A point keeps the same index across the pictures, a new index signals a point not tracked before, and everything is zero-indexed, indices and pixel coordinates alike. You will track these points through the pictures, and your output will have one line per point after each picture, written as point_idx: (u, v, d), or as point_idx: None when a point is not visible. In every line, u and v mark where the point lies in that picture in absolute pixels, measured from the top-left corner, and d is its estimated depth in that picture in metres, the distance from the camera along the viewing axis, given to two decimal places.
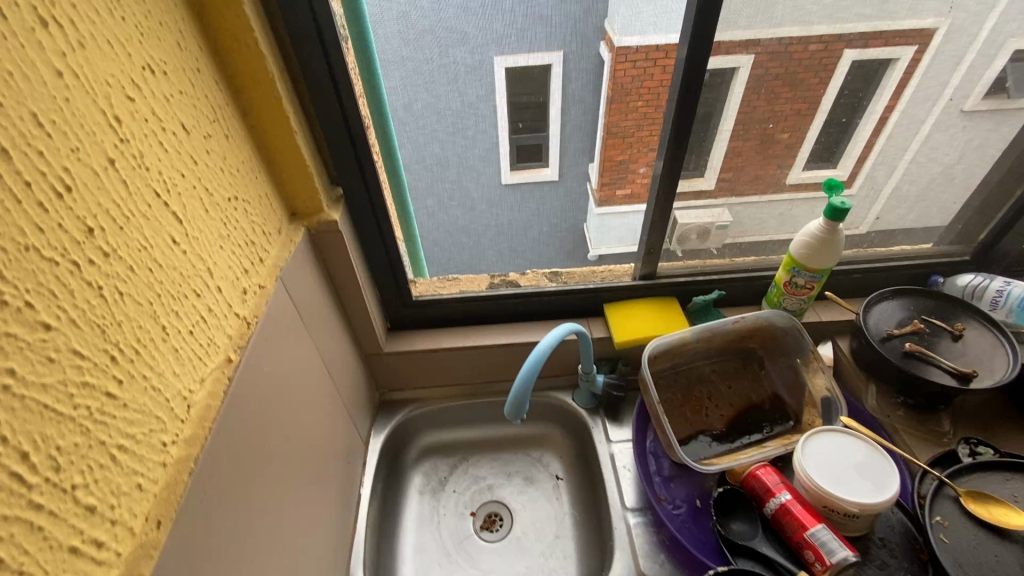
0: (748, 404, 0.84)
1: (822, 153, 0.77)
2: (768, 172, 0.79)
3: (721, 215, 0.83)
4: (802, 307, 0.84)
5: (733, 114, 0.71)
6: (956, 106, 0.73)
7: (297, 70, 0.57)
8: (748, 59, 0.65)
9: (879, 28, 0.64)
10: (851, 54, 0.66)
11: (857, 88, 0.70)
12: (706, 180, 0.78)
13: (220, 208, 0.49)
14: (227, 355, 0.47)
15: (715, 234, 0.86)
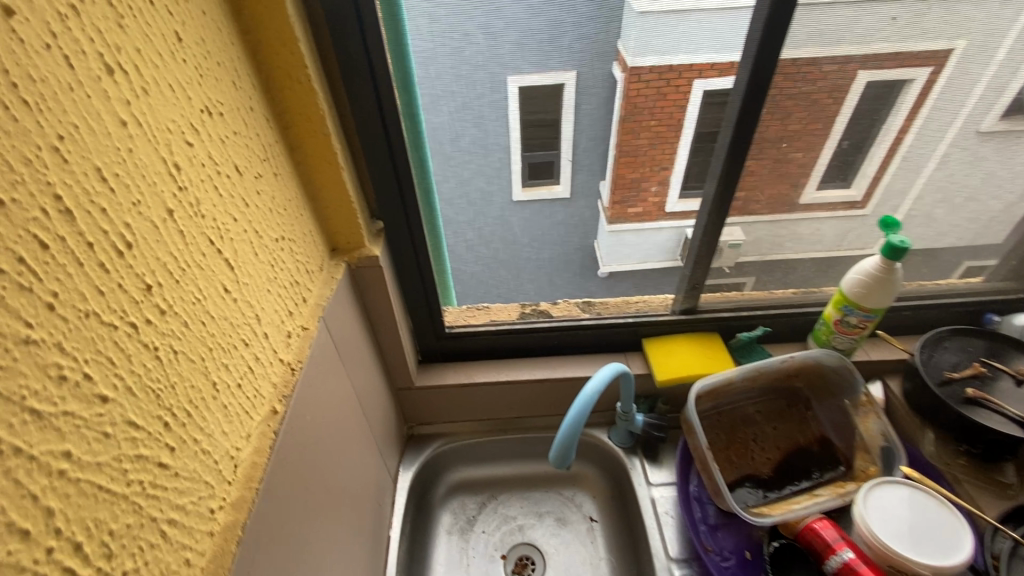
0: (796, 447, 0.81)
1: (837, 172, 0.74)
2: (784, 191, 0.75)
3: (735, 233, 0.78)
4: (852, 347, 0.81)
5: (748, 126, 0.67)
6: (973, 125, 0.70)
7: (345, 104, 0.55)
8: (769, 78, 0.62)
9: (895, 49, 0.61)
10: (864, 75, 0.63)
11: (873, 108, 0.67)
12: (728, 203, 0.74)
13: (268, 250, 0.47)
14: (272, 407, 0.45)
15: (728, 254, 0.81)
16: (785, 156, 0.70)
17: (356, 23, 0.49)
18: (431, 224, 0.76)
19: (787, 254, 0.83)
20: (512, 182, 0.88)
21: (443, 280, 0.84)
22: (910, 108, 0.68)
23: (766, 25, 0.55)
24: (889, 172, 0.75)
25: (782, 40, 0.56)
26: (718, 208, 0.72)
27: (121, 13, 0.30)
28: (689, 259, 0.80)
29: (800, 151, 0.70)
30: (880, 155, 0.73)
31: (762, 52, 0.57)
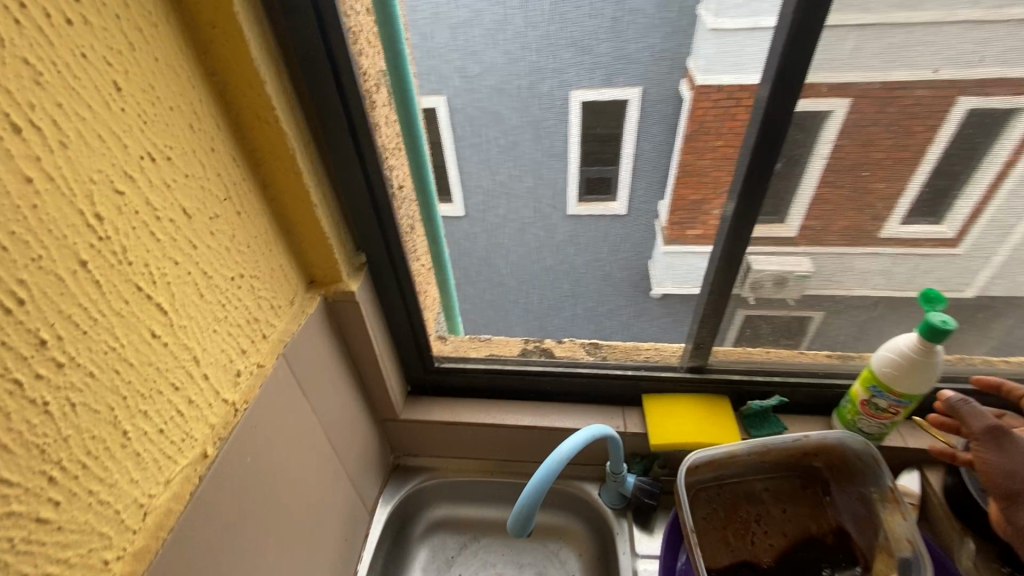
0: (805, 536, 0.71)
1: (923, 206, 0.63)
2: (859, 222, 0.65)
3: (805, 265, 0.69)
4: (881, 432, 0.71)
5: (818, 173, 0.60)
6: None
7: (322, 140, 0.55)
8: (845, 102, 0.53)
9: (1002, 74, 0.52)
10: (966, 102, 0.54)
11: (970, 138, 0.57)
12: (787, 226, 0.64)
13: (219, 289, 0.47)
14: (204, 450, 0.45)
15: (793, 286, 0.71)
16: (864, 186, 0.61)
17: (329, 65, 0.49)
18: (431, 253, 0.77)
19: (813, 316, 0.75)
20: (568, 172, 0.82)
21: (448, 306, 0.86)
22: (1003, 153, 0.58)
23: (775, 83, 0.49)
24: (990, 207, 0.63)
25: (796, 94, 0.50)
26: (727, 263, 0.66)
27: (40, 70, 0.30)
28: (696, 316, 0.74)
29: (882, 180, 0.61)
30: (975, 199, 0.63)
31: (774, 110, 0.51)
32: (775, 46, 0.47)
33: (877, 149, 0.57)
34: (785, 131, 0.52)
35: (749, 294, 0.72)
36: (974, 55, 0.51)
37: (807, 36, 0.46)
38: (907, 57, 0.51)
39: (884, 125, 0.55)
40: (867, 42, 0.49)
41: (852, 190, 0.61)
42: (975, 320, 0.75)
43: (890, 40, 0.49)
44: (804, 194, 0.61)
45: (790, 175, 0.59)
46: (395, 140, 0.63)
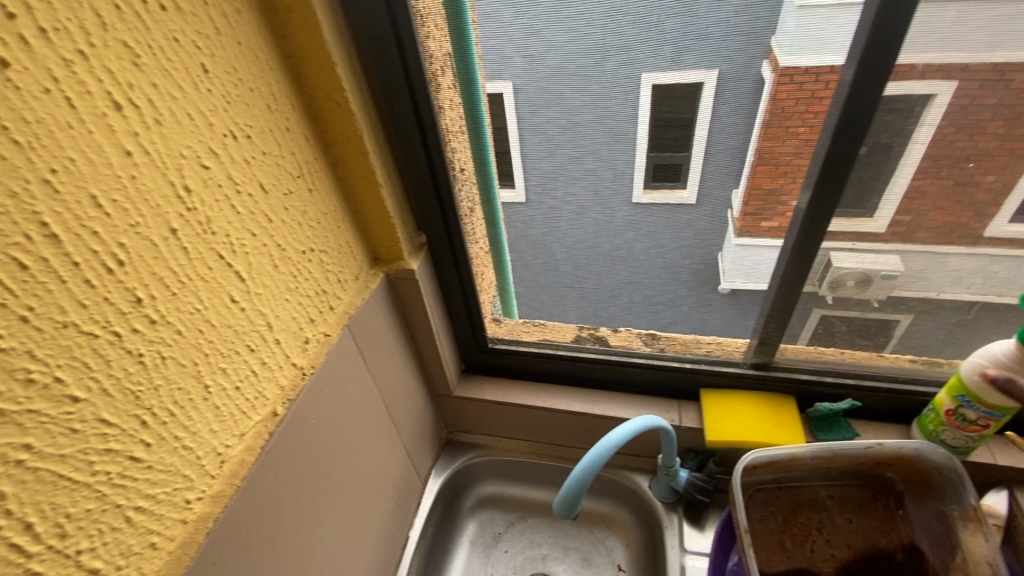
0: (873, 550, 0.66)
1: None
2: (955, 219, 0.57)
3: (893, 264, 0.63)
4: (968, 446, 0.65)
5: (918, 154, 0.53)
6: None
7: (387, 121, 0.57)
8: (948, 85, 0.48)
9: None
10: None
11: None
12: (876, 221, 0.58)
13: (292, 261, 0.50)
14: (273, 409, 0.49)
15: (879, 284, 0.65)
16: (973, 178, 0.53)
17: (395, 46, 0.51)
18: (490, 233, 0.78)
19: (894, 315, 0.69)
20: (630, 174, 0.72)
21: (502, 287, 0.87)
22: None
23: (859, 65, 0.45)
24: None
25: (885, 79, 0.46)
26: (801, 256, 0.61)
27: (138, 53, 0.33)
28: (762, 309, 0.70)
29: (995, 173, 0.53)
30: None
31: (856, 94, 0.47)
32: (863, 22, 0.44)
33: (983, 133, 0.51)
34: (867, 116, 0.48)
35: (826, 292, 0.67)
36: None
37: (898, 12, 0.42)
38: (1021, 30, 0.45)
39: (992, 105, 0.49)
40: (972, 13, 0.44)
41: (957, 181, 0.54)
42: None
43: (1003, 10, 0.44)
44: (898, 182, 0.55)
45: (878, 170, 0.54)
46: (459, 124, 0.63)
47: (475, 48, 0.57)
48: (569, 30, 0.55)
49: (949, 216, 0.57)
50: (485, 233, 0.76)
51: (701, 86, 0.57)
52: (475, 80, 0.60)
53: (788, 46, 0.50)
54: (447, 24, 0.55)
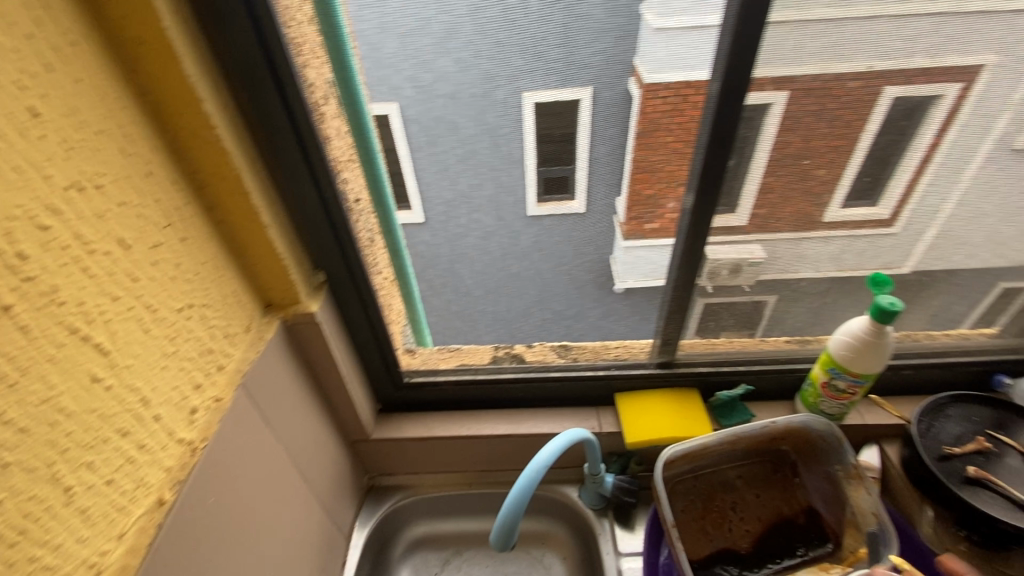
0: (779, 518, 0.73)
1: (869, 188, 0.65)
2: (811, 209, 0.65)
3: (756, 252, 0.69)
4: (841, 412, 0.74)
5: (767, 152, 0.59)
6: (1008, 142, 0.60)
7: (268, 156, 0.52)
8: (783, 95, 0.53)
9: (928, 64, 0.53)
10: (892, 90, 0.55)
11: (900, 124, 0.58)
12: (737, 216, 0.64)
13: (167, 323, 0.43)
14: (160, 496, 0.42)
15: (747, 272, 0.72)
16: (807, 173, 0.62)
17: (270, 77, 0.47)
18: (394, 263, 0.75)
19: (766, 295, 0.76)
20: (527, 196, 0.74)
21: (414, 318, 0.83)
22: (927, 135, 0.59)
23: (724, 78, 0.49)
24: (921, 184, 0.64)
25: (747, 82, 0.49)
26: (688, 263, 0.66)
27: None
28: (661, 313, 0.75)
29: (823, 168, 0.61)
30: (907, 176, 0.64)
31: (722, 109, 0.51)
32: (725, 31, 0.46)
33: (820, 137, 0.58)
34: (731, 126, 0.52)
35: (706, 284, 0.71)
36: (900, 51, 0.51)
37: (751, 33, 0.46)
38: (847, 53, 0.52)
39: (827, 116, 0.56)
40: (807, 42, 0.50)
41: (794, 177, 0.62)
42: (923, 297, 0.77)
43: (828, 39, 0.50)
44: (753, 179, 0.61)
45: (739, 169, 0.59)
46: (349, 152, 0.60)
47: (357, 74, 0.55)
48: (459, 59, 0.57)
49: (799, 206, 0.65)
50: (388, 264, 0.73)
51: (578, 102, 0.64)
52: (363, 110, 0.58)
53: (652, 63, 0.56)
54: (327, 56, 0.53)
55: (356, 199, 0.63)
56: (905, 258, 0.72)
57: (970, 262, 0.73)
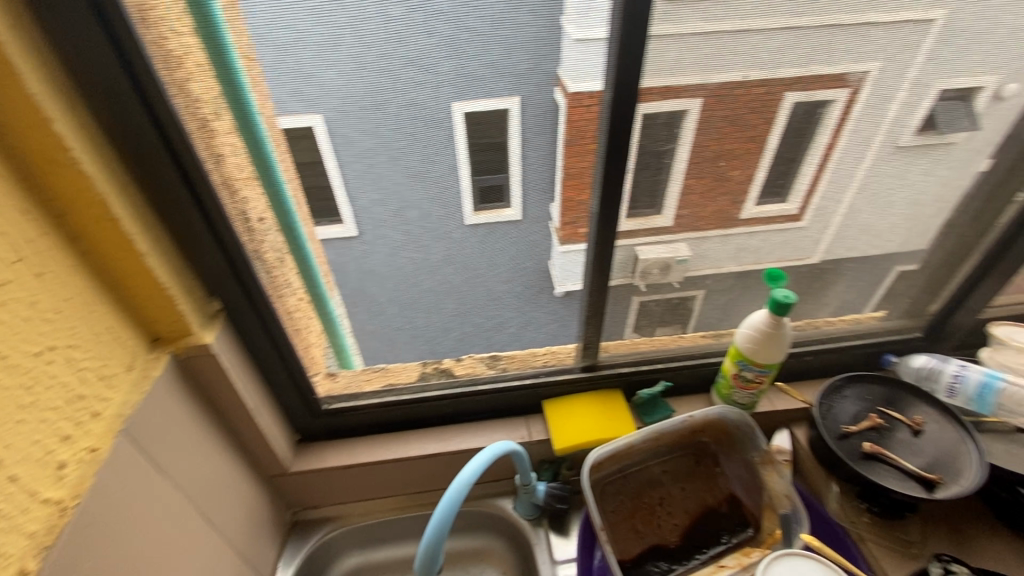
0: (704, 509, 0.74)
1: (774, 185, 0.67)
2: (725, 207, 0.68)
3: (681, 249, 0.71)
4: (753, 400, 0.78)
5: (685, 161, 0.62)
6: (892, 140, 0.64)
7: (142, 177, 0.48)
8: (698, 102, 0.57)
9: (814, 71, 0.56)
10: (793, 96, 0.58)
11: (801, 129, 0.61)
12: (663, 216, 0.67)
13: (20, 370, 0.38)
14: (22, 568, 0.37)
15: (676, 270, 0.74)
16: (723, 175, 0.64)
17: (135, 92, 0.43)
18: (306, 285, 0.70)
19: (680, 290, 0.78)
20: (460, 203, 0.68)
21: (336, 341, 0.78)
22: (825, 136, 0.63)
23: (616, 86, 0.50)
24: (824, 181, 0.68)
25: (636, 89, 0.51)
26: (600, 268, 0.68)
27: None
28: (580, 319, 0.76)
29: (730, 169, 0.64)
30: (810, 173, 0.66)
31: (616, 117, 0.52)
32: (611, 43, 0.48)
33: (732, 139, 0.61)
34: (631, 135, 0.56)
35: (639, 282, 0.74)
36: (770, 62, 0.55)
37: (635, 44, 0.47)
38: (721, 64, 0.54)
39: (720, 120, 0.59)
40: (686, 54, 0.52)
41: (714, 179, 0.65)
42: (821, 287, 0.82)
43: (704, 50, 0.52)
44: (674, 183, 0.64)
45: (659, 169, 0.62)
46: (243, 166, 0.56)
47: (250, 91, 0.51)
48: (343, 72, 0.50)
49: (718, 207, 0.67)
50: (300, 282, 0.69)
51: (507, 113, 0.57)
52: (257, 121, 0.53)
53: (573, 72, 0.52)
54: (208, 61, 0.48)
55: (258, 217, 0.59)
56: (814, 247, 0.76)
57: (858, 249, 0.77)
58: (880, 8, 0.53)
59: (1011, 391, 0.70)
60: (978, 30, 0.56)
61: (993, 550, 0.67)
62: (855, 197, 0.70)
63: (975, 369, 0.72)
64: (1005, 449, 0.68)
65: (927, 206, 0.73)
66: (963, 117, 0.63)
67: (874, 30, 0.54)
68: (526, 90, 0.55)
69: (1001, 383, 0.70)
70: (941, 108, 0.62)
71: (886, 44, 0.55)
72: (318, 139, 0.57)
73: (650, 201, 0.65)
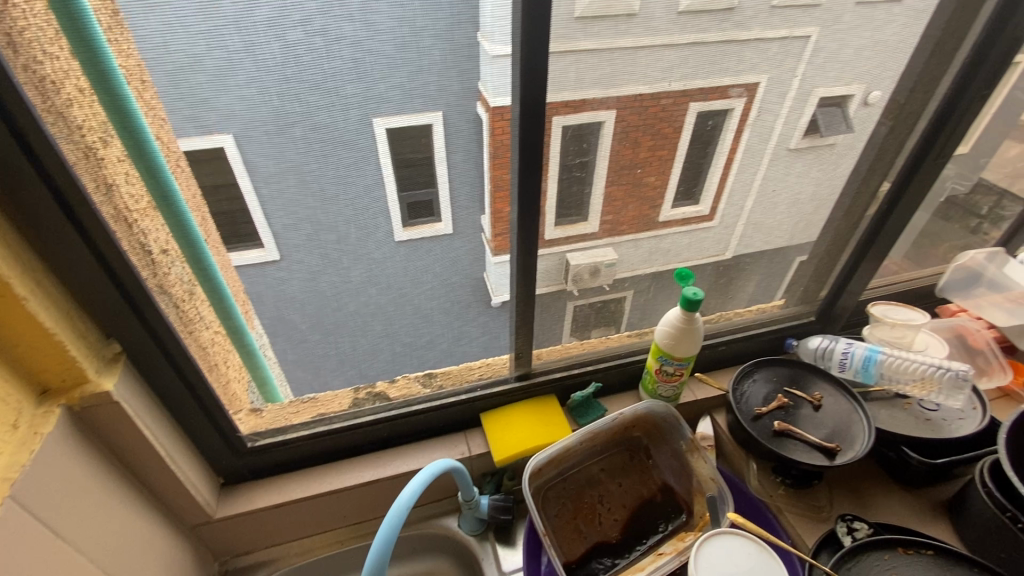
0: (641, 502, 0.77)
1: (686, 189, 0.72)
2: (644, 212, 0.71)
3: (609, 253, 0.74)
4: (676, 393, 0.82)
5: (605, 168, 0.65)
6: (784, 144, 0.72)
7: (17, 215, 0.44)
8: (610, 114, 0.60)
9: (712, 83, 0.61)
10: (695, 106, 0.63)
11: (706, 137, 0.67)
12: (588, 223, 0.70)
13: None
14: None
15: (605, 273, 0.77)
16: (640, 181, 0.68)
17: (4, 123, 0.40)
18: (220, 317, 0.66)
19: (605, 293, 0.81)
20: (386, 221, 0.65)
21: (258, 374, 0.75)
22: (727, 140, 0.68)
23: (522, 100, 0.52)
24: (729, 184, 0.74)
25: (542, 105, 0.53)
26: (524, 278, 0.69)
27: None
28: (511, 330, 0.77)
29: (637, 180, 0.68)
30: (717, 175, 0.72)
31: (527, 131, 0.54)
32: (514, 60, 0.50)
33: (647, 148, 0.64)
34: (550, 144, 0.59)
35: (572, 287, 0.77)
36: (661, 79, 0.59)
37: (535, 64, 0.50)
38: (619, 83, 0.57)
39: (634, 129, 0.62)
40: (584, 74, 0.55)
41: (631, 185, 0.68)
42: (729, 282, 0.89)
43: (601, 70, 0.55)
44: (596, 189, 0.67)
45: (582, 178, 0.65)
46: (141, 199, 0.52)
47: (143, 116, 0.47)
48: (243, 98, 0.48)
49: (637, 212, 0.71)
50: (214, 315, 0.65)
51: (430, 128, 0.55)
52: (152, 149, 0.50)
53: (495, 86, 0.53)
54: (92, 87, 0.45)
55: (161, 249, 0.56)
56: (723, 246, 0.82)
57: (753, 246, 0.85)
58: (751, 30, 0.58)
59: (890, 362, 0.79)
60: (830, 49, 0.63)
61: (888, 505, 0.75)
62: (754, 198, 0.77)
63: (859, 345, 0.82)
64: (889, 414, 0.77)
65: (807, 204, 0.81)
66: (840, 120, 0.72)
67: (747, 51, 0.60)
68: (444, 104, 0.53)
69: (880, 355, 0.80)
70: (822, 113, 0.70)
71: (758, 62, 0.61)
72: (230, 160, 0.54)
73: (573, 208, 0.67)
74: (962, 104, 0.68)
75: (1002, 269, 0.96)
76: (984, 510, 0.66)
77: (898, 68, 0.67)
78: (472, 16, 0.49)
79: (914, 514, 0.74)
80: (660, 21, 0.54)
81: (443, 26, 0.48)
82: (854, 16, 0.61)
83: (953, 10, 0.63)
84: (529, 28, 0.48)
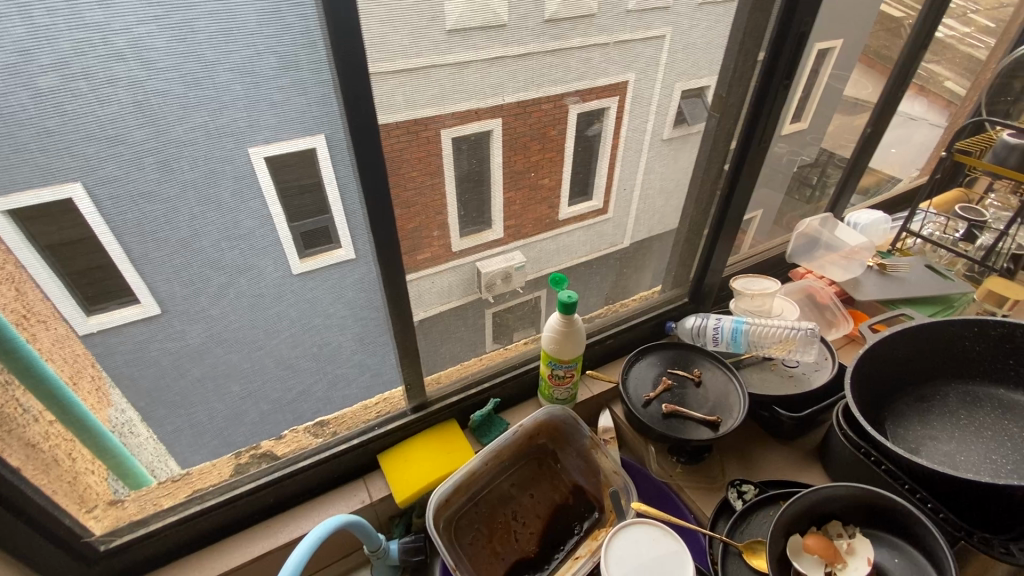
0: (554, 509, 0.77)
1: (579, 185, 0.74)
2: (543, 213, 0.72)
3: (515, 257, 0.74)
4: (572, 394, 0.84)
5: (500, 175, 0.65)
6: (659, 133, 0.76)
7: None
8: (497, 122, 0.60)
9: (581, 84, 0.64)
10: (574, 108, 0.65)
11: (586, 136, 0.69)
12: (494, 230, 0.69)
13: None
14: None
15: (517, 277, 0.77)
16: (536, 185, 0.69)
17: None
18: (52, 406, 0.56)
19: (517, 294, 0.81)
20: (279, 256, 0.56)
21: (111, 455, 0.63)
22: (607, 139, 0.71)
23: (349, 123, 0.50)
24: (617, 170, 0.76)
25: (375, 128, 0.51)
26: (400, 306, 0.67)
27: None
28: (397, 361, 0.74)
29: (511, 192, 0.67)
30: (604, 172, 0.75)
31: (364, 156, 0.52)
32: (333, 82, 0.48)
33: (535, 152, 0.65)
34: (441, 158, 0.59)
35: (487, 294, 0.76)
36: (494, 94, 0.58)
37: (359, 90, 0.49)
38: (451, 100, 0.56)
39: (520, 135, 0.63)
40: (415, 96, 0.53)
41: (528, 191, 0.68)
42: (631, 272, 0.93)
43: (432, 90, 0.54)
44: (495, 196, 0.66)
45: (477, 189, 0.64)
46: None
47: None
48: None
49: (541, 212, 0.72)
50: (43, 405, 0.55)
51: (314, 152, 0.51)
52: None
53: (318, 116, 0.50)
54: None
55: None
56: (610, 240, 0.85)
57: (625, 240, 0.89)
58: (575, 38, 0.59)
59: (755, 330, 0.87)
60: (650, 55, 0.67)
61: (770, 461, 0.82)
62: (637, 194, 0.82)
63: (726, 319, 0.89)
64: (760, 377, 0.85)
65: (658, 198, 0.85)
66: (701, 110, 0.78)
67: (581, 55, 0.61)
68: (323, 127, 0.50)
69: (746, 325, 0.88)
70: (685, 105, 0.76)
71: (586, 70, 0.63)
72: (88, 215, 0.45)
73: (471, 218, 0.66)
74: (769, 95, 0.75)
75: (834, 231, 1.10)
76: (843, 449, 0.74)
77: (714, 64, 0.73)
78: (270, 47, 0.44)
79: (792, 464, 0.82)
80: (480, 37, 0.53)
81: (239, 60, 0.43)
82: (672, 19, 0.65)
83: (750, 11, 0.70)
84: (343, 50, 0.46)
